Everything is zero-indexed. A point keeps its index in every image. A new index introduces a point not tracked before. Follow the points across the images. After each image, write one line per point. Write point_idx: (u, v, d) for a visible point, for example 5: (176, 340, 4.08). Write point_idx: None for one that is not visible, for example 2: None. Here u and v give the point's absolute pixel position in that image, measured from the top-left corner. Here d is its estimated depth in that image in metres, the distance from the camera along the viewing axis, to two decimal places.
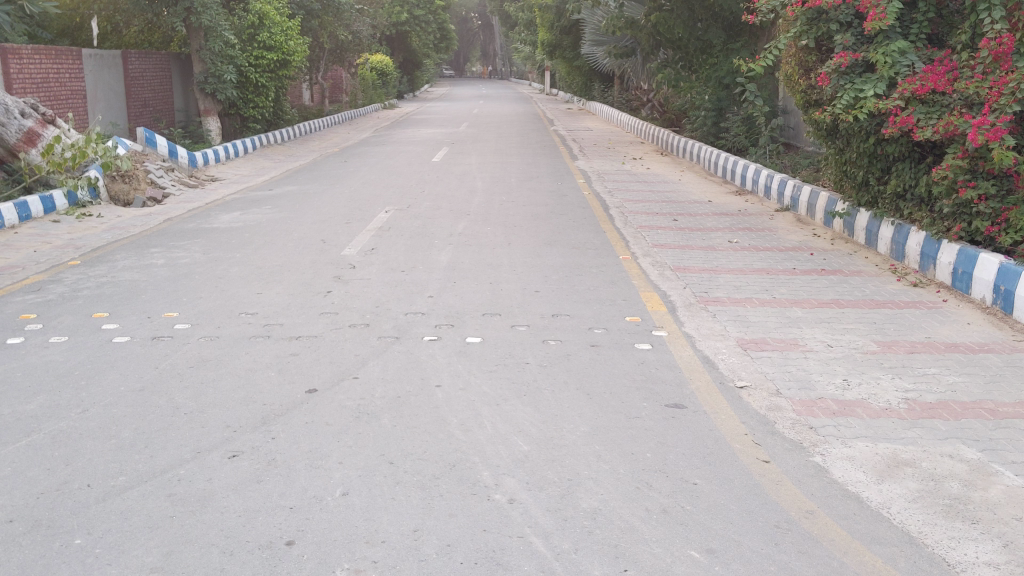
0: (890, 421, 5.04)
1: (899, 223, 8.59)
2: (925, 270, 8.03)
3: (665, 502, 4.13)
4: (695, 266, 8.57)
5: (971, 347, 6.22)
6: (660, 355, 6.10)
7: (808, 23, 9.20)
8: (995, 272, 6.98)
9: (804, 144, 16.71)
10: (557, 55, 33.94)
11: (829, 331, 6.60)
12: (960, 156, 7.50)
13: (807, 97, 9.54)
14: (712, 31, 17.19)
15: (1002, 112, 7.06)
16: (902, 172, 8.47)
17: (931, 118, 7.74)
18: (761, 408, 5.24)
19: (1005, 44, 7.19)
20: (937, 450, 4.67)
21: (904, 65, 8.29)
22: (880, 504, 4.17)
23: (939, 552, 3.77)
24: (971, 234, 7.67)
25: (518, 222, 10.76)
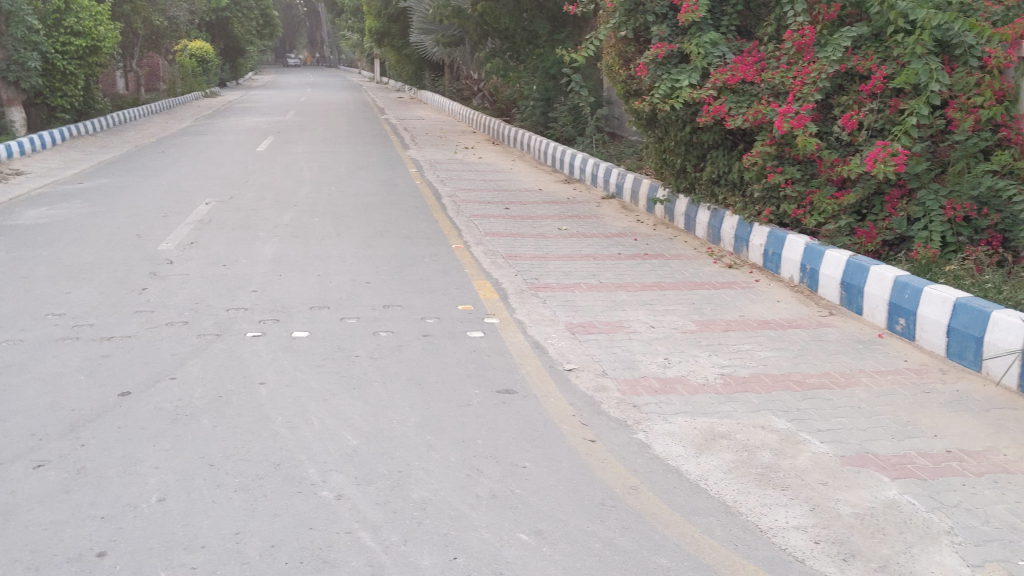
0: (708, 396, 5.27)
1: (715, 207, 8.97)
2: (739, 252, 8.44)
3: (495, 487, 4.17)
4: (526, 253, 8.68)
5: (781, 323, 6.59)
6: (492, 342, 6.13)
7: (625, 14, 9.29)
8: (801, 252, 7.40)
9: (627, 133, 17.20)
10: (386, 43, 33.44)
11: (652, 312, 6.84)
12: (768, 143, 7.83)
13: (627, 87, 9.76)
14: (536, 22, 17.43)
15: (804, 100, 7.46)
16: (716, 160, 8.84)
17: (742, 107, 8.06)
18: (588, 388, 5.37)
19: (807, 36, 7.59)
20: (750, 422, 4.92)
21: (716, 56, 8.54)
22: (699, 475, 4.35)
23: (753, 518, 3.97)
24: (779, 217, 8.09)
25: (347, 212, 10.58)
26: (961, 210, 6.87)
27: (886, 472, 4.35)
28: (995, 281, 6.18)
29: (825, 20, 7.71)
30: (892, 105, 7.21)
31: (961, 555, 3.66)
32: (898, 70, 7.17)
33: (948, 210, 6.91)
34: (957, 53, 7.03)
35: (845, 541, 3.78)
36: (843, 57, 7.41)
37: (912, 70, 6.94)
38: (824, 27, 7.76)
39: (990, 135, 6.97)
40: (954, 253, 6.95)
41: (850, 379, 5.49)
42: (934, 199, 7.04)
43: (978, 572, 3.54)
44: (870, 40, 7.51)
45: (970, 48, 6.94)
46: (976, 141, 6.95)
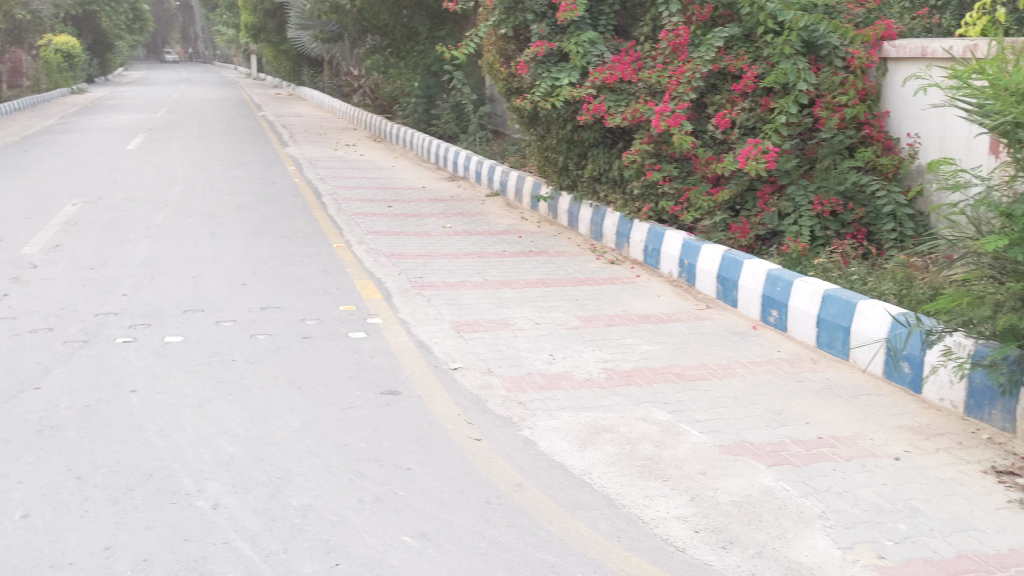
0: (592, 390, 5.31)
1: (597, 204, 9.07)
2: (620, 248, 8.55)
3: (378, 490, 4.09)
4: (409, 252, 8.60)
5: (661, 317, 6.70)
6: (375, 343, 6.03)
7: (505, 12, 9.24)
8: (679, 247, 7.56)
9: (510, 131, 17.25)
10: (262, 39, 32.65)
11: (536, 309, 6.86)
12: (646, 141, 7.90)
13: (508, 85, 9.75)
14: (416, 18, 17.11)
15: (680, 100, 7.58)
16: (596, 157, 8.93)
17: (620, 105, 8.16)
18: (473, 387, 5.34)
19: (681, 36, 7.68)
20: (632, 415, 4.98)
21: (595, 55, 8.63)
22: (583, 469, 4.37)
23: (636, 510, 4.01)
24: (658, 214, 8.20)
25: (223, 212, 10.26)
26: (828, 205, 7.11)
27: (762, 460, 4.47)
28: (861, 273, 6.44)
29: (698, 20, 7.85)
30: (763, 103, 7.42)
31: (833, 537, 3.79)
32: (768, 70, 7.39)
33: (817, 205, 7.15)
34: (823, 53, 7.27)
35: (724, 530, 3.86)
36: (717, 57, 7.60)
37: (781, 69, 7.18)
38: (698, 27, 7.91)
39: (854, 133, 7.25)
40: (822, 246, 7.14)
41: (727, 370, 5.63)
42: (804, 195, 7.28)
43: (847, 554, 3.67)
44: (741, 40, 7.70)
45: (834, 48, 7.25)
46: (842, 138, 7.22)
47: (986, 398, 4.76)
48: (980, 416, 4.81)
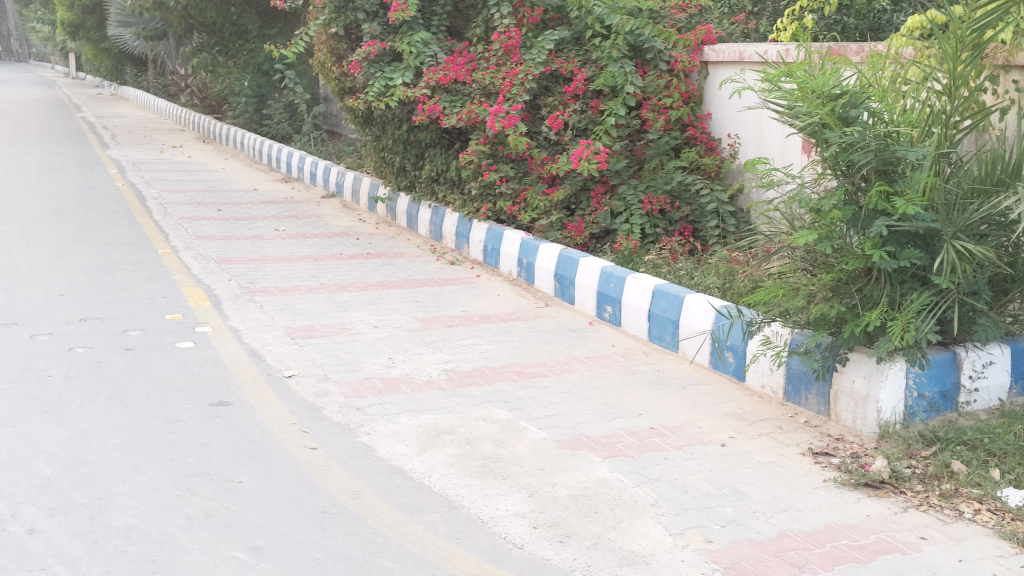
0: (431, 392, 5.28)
1: (436, 205, 9.03)
2: (459, 248, 8.56)
3: (208, 506, 3.93)
4: (240, 256, 8.33)
5: (501, 316, 6.75)
6: (205, 353, 5.81)
7: (335, 11, 9.08)
8: (517, 247, 7.62)
9: (345, 131, 17.05)
10: (78, 35, 30.93)
11: (374, 312, 6.77)
12: (482, 142, 7.87)
13: (341, 84, 9.55)
14: (245, 16, 16.78)
15: (514, 101, 7.61)
16: (433, 158, 8.85)
17: (455, 106, 8.11)
18: (308, 394, 5.22)
19: (513, 37, 7.72)
20: (472, 415, 4.98)
21: (428, 56, 8.56)
22: (422, 473, 4.33)
23: (475, 511, 4.01)
24: (496, 214, 8.22)
25: (37, 219, 9.64)
26: (657, 204, 7.35)
27: (598, 453, 4.56)
28: (688, 268, 6.68)
29: (530, 23, 7.95)
30: (593, 105, 7.55)
31: (664, 525, 3.91)
32: (597, 73, 7.55)
33: (646, 204, 7.35)
34: (649, 57, 7.58)
35: (561, 524, 3.92)
36: (548, 60, 7.66)
37: (609, 72, 7.37)
38: (529, 29, 7.99)
39: (679, 134, 7.57)
40: (652, 243, 7.35)
41: (565, 366, 5.73)
42: (634, 194, 7.46)
43: (678, 540, 3.80)
44: (571, 43, 7.87)
45: (658, 52, 7.55)
46: (668, 139, 7.52)
47: (803, 384, 5.02)
48: (798, 400, 5.07)
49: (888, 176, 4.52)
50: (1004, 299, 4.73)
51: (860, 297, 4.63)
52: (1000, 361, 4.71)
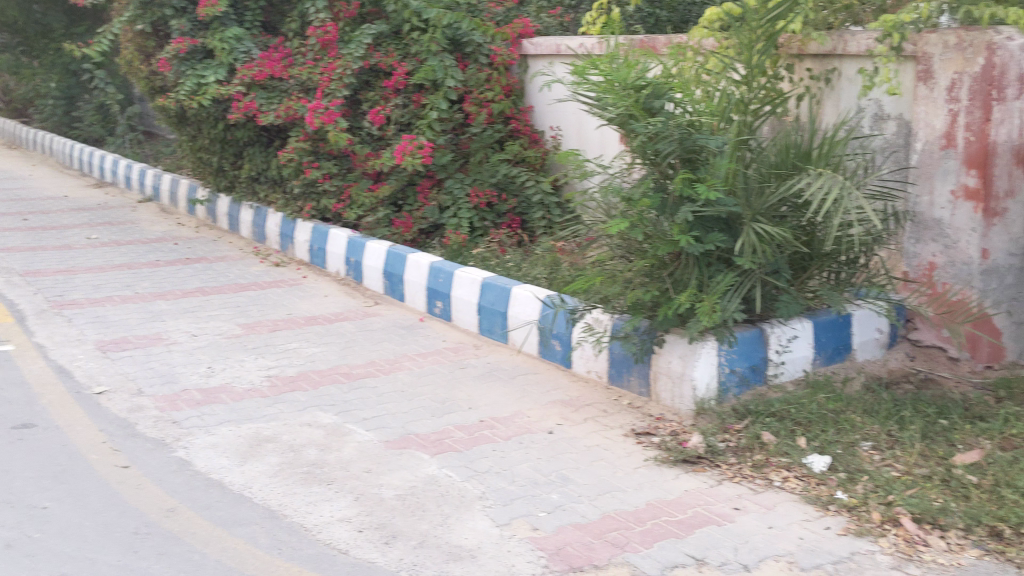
0: (254, 400, 5.13)
1: (258, 206, 8.77)
2: (284, 250, 8.34)
3: (7, 536, 3.68)
4: (48, 268, 7.85)
5: (328, 317, 6.63)
6: (6, 373, 5.44)
7: (141, 7, 8.70)
8: (343, 246, 7.49)
9: (164, 133, 16.37)
10: None
11: (194, 320, 6.52)
12: (302, 139, 7.65)
13: (151, 83, 9.14)
14: (50, 14, 15.71)
15: (333, 97, 7.46)
16: (253, 157, 8.57)
17: (272, 103, 7.89)
18: (121, 410, 4.97)
19: (330, 32, 7.62)
20: (296, 421, 4.87)
21: (242, 52, 8.31)
22: (243, 485, 4.19)
23: (298, 519, 3.92)
24: (321, 212, 8.03)
25: None
26: (484, 196, 7.38)
27: (426, 450, 4.53)
28: (516, 260, 6.75)
29: (346, 17, 7.75)
30: (415, 100, 7.53)
31: (491, 516, 3.89)
32: (417, 67, 7.51)
33: (473, 197, 7.38)
34: (469, 50, 7.56)
35: (387, 525, 3.87)
36: (366, 54, 7.54)
37: (429, 66, 7.33)
38: (346, 24, 7.81)
39: (502, 127, 7.64)
40: (481, 236, 7.38)
41: (393, 365, 5.68)
42: (461, 187, 7.50)
43: (505, 530, 3.79)
44: (390, 37, 7.70)
45: (478, 46, 7.57)
46: (491, 132, 7.55)
47: (624, 366, 5.11)
48: (621, 382, 5.16)
49: (691, 164, 4.67)
50: (803, 277, 4.96)
51: (672, 280, 4.77)
52: (804, 334, 4.92)
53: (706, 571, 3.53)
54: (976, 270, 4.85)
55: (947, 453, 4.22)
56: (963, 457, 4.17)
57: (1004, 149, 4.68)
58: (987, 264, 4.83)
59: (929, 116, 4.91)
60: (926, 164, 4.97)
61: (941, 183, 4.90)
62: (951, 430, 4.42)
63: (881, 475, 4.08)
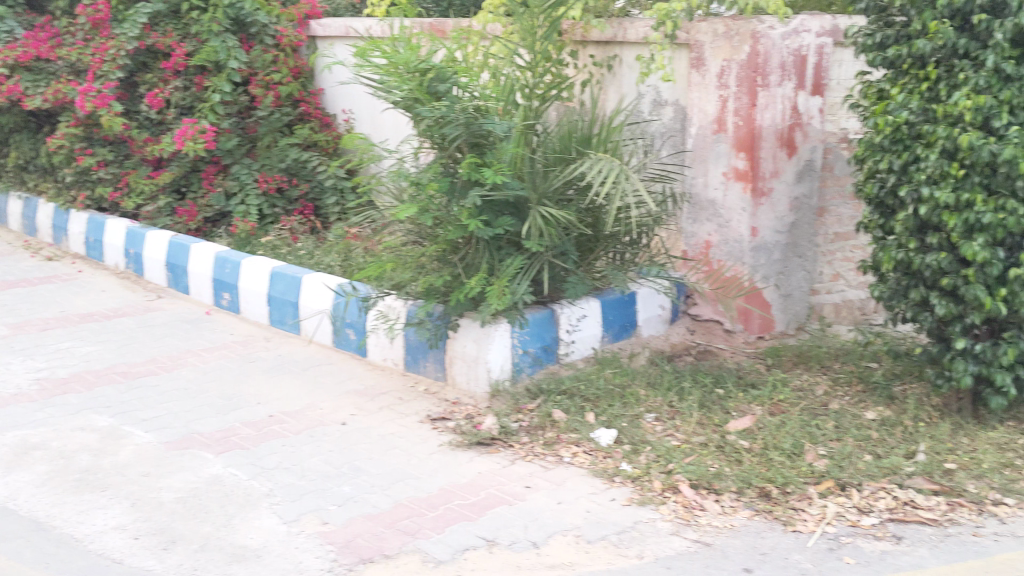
0: (20, 406, 4.76)
1: (26, 196, 8.13)
2: (57, 243, 7.79)
3: None
4: None
5: (105, 313, 6.25)
6: None
7: None
8: (122, 237, 7.07)
9: None
10: None
11: None
12: (72, 124, 7.20)
13: None
14: None
15: (106, 79, 7.05)
16: (19, 144, 7.97)
17: (38, 86, 7.34)
18: None
19: (101, 10, 7.08)
20: (68, 426, 4.56)
21: (3, 31, 7.67)
22: (5, 497, 3.89)
23: (68, 529, 3.67)
24: (97, 202, 7.55)
25: None
26: (273, 182, 7.17)
27: (210, 449, 4.34)
28: (308, 248, 6.60)
29: None
30: (197, 82, 7.21)
31: (278, 514, 3.78)
32: (197, 47, 7.17)
33: (262, 182, 7.16)
34: (253, 30, 7.26)
35: (166, 530, 3.68)
36: (142, 34, 7.12)
37: (211, 47, 7.02)
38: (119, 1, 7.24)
39: (290, 111, 7.44)
40: (272, 224, 7.17)
41: (177, 362, 5.42)
42: (248, 173, 7.24)
43: (292, 527, 3.68)
44: (167, 16, 7.26)
45: (262, 26, 7.29)
46: (279, 116, 7.34)
47: (420, 353, 5.05)
48: (417, 369, 5.10)
49: (479, 149, 4.58)
50: (590, 258, 5.08)
51: (463, 265, 4.78)
52: (592, 314, 5.00)
53: (497, 551, 3.51)
54: (747, 246, 5.12)
55: (721, 420, 4.45)
56: (736, 423, 4.42)
57: (768, 133, 4.97)
58: (756, 241, 5.11)
59: (702, 101, 5.15)
60: (700, 148, 5.21)
61: (714, 165, 5.15)
62: (726, 398, 4.68)
63: (662, 445, 4.22)
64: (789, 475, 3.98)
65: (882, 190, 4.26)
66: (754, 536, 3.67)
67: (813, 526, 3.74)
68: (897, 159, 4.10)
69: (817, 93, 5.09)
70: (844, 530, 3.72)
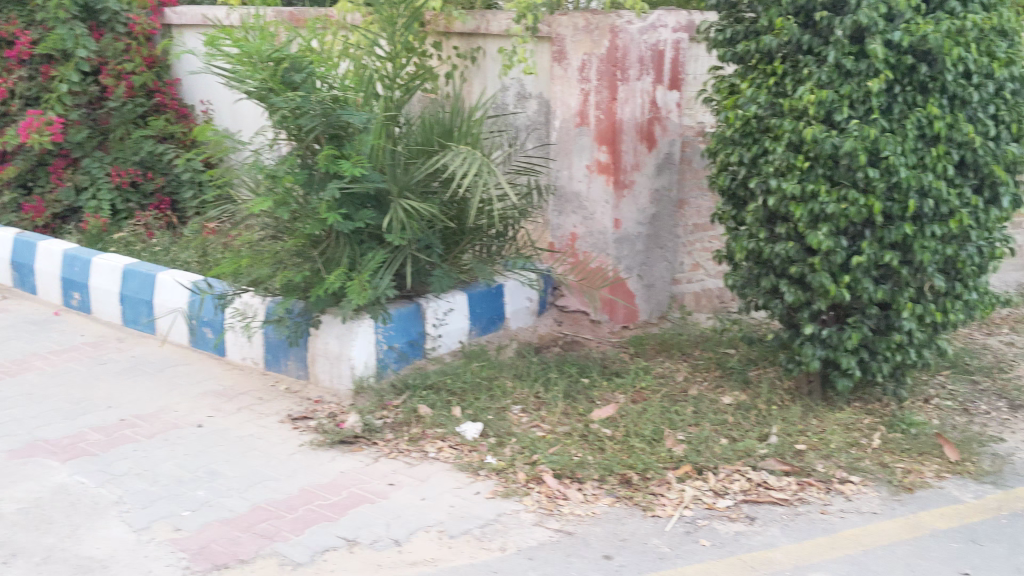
0: None
1: None
2: None
3: None
4: None
5: None
6: None
7: None
8: None
9: None
10: None
11: None
12: None
13: None
14: None
15: None
16: None
17: None
18: None
19: None
20: None
21: None
22: None
23: None
24: None
25: None
26: (127, 176, 6.89)
27: (56, 457, 4.14)
28: (164, 244, 6.38)
29: None
30: (43, 72, 6.83)
31: (128, 522, 3.64)
32: (43, 35, 6.81)
33: (114, 176, 6.87)
34: (104, 18, 6.96)
35: (5, 543, 3.49)
36: None
37: (57, 35, 6.69)
38: None
39: (144, 101, 7.17)
40: (126, 219, 6.89)
41: (22, 366, 5.15)
42: (100, 166, 6.93)
43: (142, 535, 3.55)
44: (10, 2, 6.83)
45: (114, 14, 7.01)
46: (132, 107, 7.06)
47: (281, 351, 4.93)
48: (278, 368, 4.99)
49: (338, 140, 4.50)
50: (455, 252, 5.06)
51: (323, 260, 4.68)
52: (459, 307, 4.99)
53: (356, 551, 3.44)
54: (611, 238, 5.19)
55: (585, 410, 4.51)
56: (600, 412, 4.48)
57: (629, 126, 5.06)
58: (619, 233, 5.20)
59: (564, 95, 5.19)
60: (563, 141, 5.26)
61: (578, 158, 5.21)
62: (591, 388, 4.74)
63: (526, 436, 4.24)
64: (649, 462, 4.05)
65: (734, 182, 4.41)
66: (614, 523, 3.69)
67: (671, 511, 3.79)
68: (747, 152, 4.24)
69: (675, 87, 5.19)
70: (701, 513, 3.78)
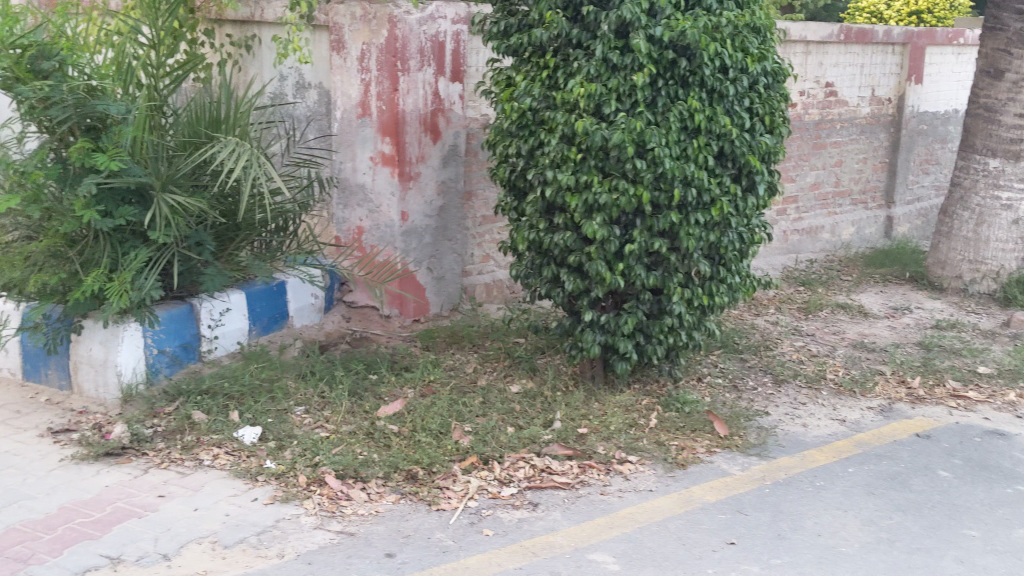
0: None
1: None
2: None
3: None
4: None
5: None
6: None
7: None
8: None
9: None
10: None
11: None
12: None
13: None
14: None
15: None
16: None
17: None
18: None
19: None
20: None
21: None
22: None
23: None
24: None
25: None
26: None
27: None
28: None
29: None
30: None
31: None
32: None
33: None
34: None
35: None
36: None
37: None
38: None
39: None
40: None
41: None
42: None
43: None
44: None
45: None
46: None
47: (40, 361, 4.60)
48: (38, 379, 4.64)
49: (94, 132, 4.21)
50: (229, 249, 4.86)
51: (81, 261, 4.36)
52: (236, 306, 4.80)
53: (121, 569, 3.24)
54: (397, 231, 5.14)
55: (371, 407, 4.45)
56: (386, 408, 4.44)
57: (411, 118, 5.03)
58: (406, 226, 5.16)
59: (344, 85, 5.08)
60: (345, 132, 5.15)
61: (360, 150, 5.12)
62: (378, 383, 4.69)
63: (307, 438, 4.13)
64: (434, 455, 4.03)
65: (513, 174, 4.45)
66: (398, 520, 3.65)
67: (455, 503, 3.79)
68: (524, 144, 4.29)
69: (456, 78, 5.22)
70: (485, 503, 3.80)
